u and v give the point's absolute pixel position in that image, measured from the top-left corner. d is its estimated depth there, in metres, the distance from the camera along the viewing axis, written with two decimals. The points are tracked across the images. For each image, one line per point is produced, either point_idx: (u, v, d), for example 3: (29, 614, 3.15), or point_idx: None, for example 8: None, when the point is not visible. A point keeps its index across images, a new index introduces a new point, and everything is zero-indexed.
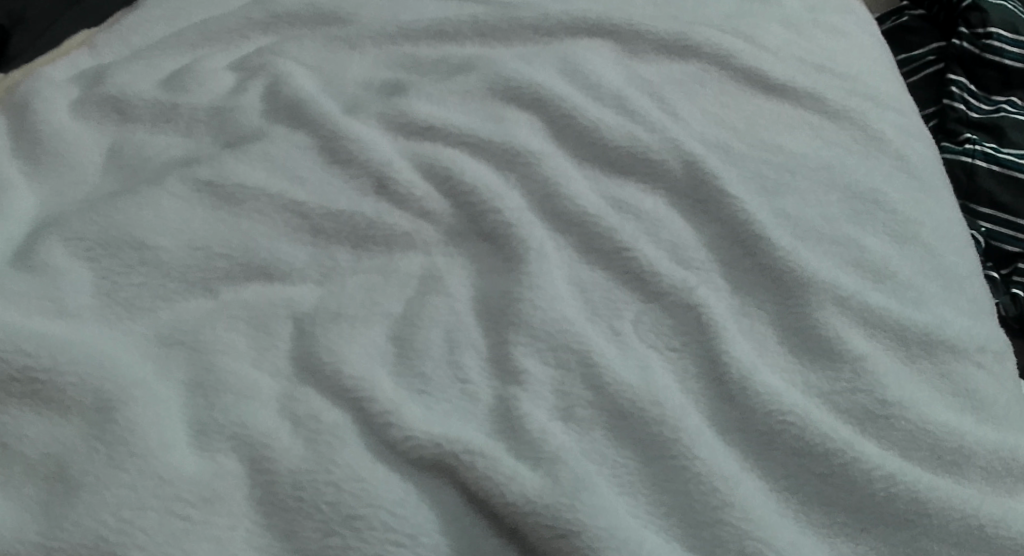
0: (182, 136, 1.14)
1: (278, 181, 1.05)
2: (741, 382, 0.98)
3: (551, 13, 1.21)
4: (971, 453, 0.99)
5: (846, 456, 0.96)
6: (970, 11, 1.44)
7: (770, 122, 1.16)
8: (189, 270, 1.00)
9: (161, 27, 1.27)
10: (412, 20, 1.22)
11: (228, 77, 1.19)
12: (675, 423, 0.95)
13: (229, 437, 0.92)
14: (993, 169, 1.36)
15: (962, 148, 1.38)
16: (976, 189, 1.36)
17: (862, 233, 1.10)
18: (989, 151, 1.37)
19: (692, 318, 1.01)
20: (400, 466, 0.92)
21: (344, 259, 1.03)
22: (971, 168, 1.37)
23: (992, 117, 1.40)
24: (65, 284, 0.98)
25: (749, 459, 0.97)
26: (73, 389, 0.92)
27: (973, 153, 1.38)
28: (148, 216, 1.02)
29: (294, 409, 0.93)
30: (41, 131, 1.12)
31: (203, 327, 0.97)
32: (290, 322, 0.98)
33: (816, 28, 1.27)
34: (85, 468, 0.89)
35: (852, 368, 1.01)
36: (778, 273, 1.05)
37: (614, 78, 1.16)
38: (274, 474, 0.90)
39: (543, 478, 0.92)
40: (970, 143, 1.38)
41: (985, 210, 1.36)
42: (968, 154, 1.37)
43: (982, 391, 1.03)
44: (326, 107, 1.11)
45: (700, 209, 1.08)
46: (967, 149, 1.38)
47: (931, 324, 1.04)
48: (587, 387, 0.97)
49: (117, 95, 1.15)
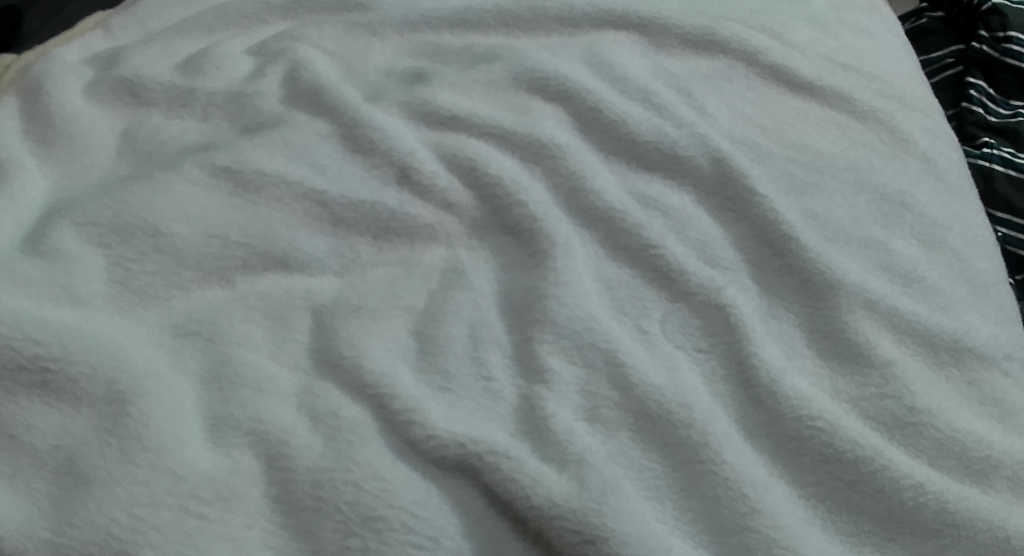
0: (198, 121, 1.11)
1: (297, 169, 1.02)
2: (770, 385, 0.96)
3: (576, 4, 1.19)
4: (999, 463, 0.96)
5: (875, 464, 0.93)
6: (991, 14, 1.38)
7: (798, 121, 1.14)
8: (205, 258, 0.97)
9: (178, 10, 1.24)
10: (434, 7, 1.19)
11: (246, 62, 1.16)
12: (703, 427, 0.93)
13: (245, 432, 0.89)
14: (1011, 174, 1.28)
15: (980, 151, 1.30)
16: (993, 193, 1.27)
17: (892, 236, 1.08)
18: (1007, 156, 1.29)
19: (720, 318, 0.99)
20: (421, 466, 0.89)
21: (365, 251, 1.00)
22: (988, 172, 1.28)
23: (1011, 122, 1.32)
24: (76, 271, 0.96)
25: (777, 466, 0.94)
26: (84, 379, 0.90)
27: (991, 158, 1.29)
28: (163, 202, 0.99)
29: (313, 404, 0.91)
30: (55, 113, 1.10)
31: (218, 317, 0.95)
32: (308, 315, 0.96)
33: (844, 27, 1.24)
34: (96, 462, 0.87)
35: (881, 374, 0.98)
36: (807, 274, 1.02)
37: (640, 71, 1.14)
38: (291, 472, 0.88)
39: (569, 481, 0.89)
40: (988, 146, 1.30)
41: (1001, 215, 1.27)
42: (986, 158, 1.29)
43: (1009, 401, 1.00)
44: (348, 95, 1.09)
45: (728, 207, 1.06)
46: (985, 153, 1.30)
47: (961, 330, 1.01)
48: (613, 388, 0.94)
49: (132, 78, 1.13)
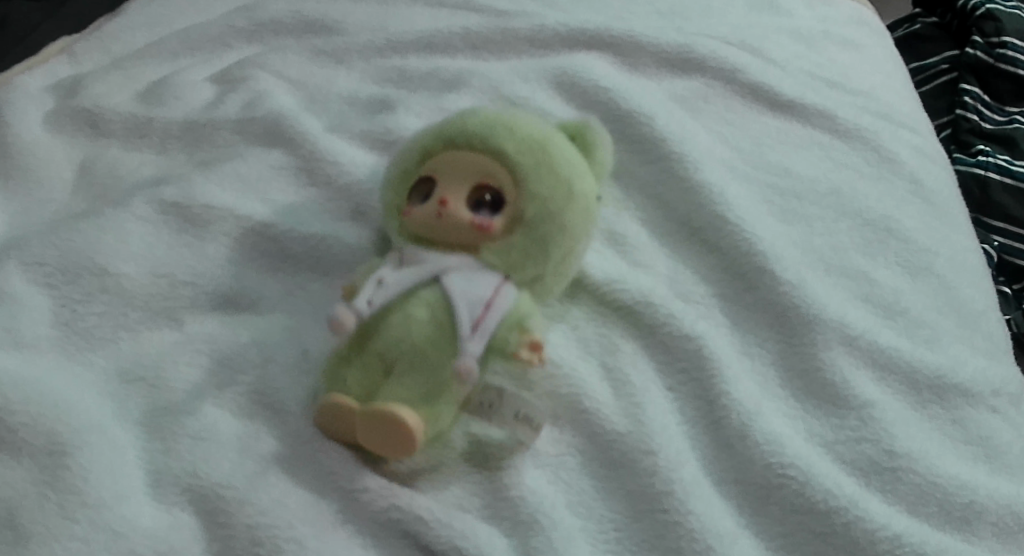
0: (156, 153, 1.06)
1: (248, 204, 1.00)
2: (741, 428, 0.92)
3: (548, 24, 1.15)
4: (983, 509, 0.93)
5: (848, 515, 0.90)
6: (984, 21, 1.32)
7: (777, 142, 1.10)
8: (153, 299, 0.94)
9: (143, 33, 1.18)
10: (401, 30, 1.15)
11: (207, 90, 1.11)
12: (667, 474, 0.89)
13: (184, 489, 0.86)
14: (1006, 183, 1.22)
15: (975, 159, 1.24)
16: (988, 203, 1.22)
17: (873, 264, 1.04)
18: (1002, 164, 1.23)
19: (691, 352, 0.94)
20: (368, 523, 0.86)
21: (316, 289, 0.97)
22: (983, 181, 1.23)
23: (1006, 128, 1.26)
24: (22, 314, 0.92)
25: (744, 515, 0.90)
26: (24, 429, 0.86)
27: (986, 166, 1.24)
28: (111, 241, 0.96)
29: (259, 456, 0.88)
30: (11, 145, 1.04)
31: (165, 362, 0.91)
32: (252, 351, 0.92)
33: (827, 40, 1.21)
34: (34, 517, 0.83)
35: (857, 415, 0.94)
36: (782, 309, 0.98)
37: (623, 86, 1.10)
38: (231, 528, 0.84)
39: (514, 543, 0.87)
40: (983, 154, 1.24)
41: (998, 224, 1.22)
42: (980, 166, 1.23)
43: (997, 439, 0.97)
44: (308, 125, 1.05)
45: (696, 240, 1.02)
46: (980, 161, 1.24)
47: (944, 367, 0.98)
48: (577, 434, 0.91)
49: (92, 108, 1.07)
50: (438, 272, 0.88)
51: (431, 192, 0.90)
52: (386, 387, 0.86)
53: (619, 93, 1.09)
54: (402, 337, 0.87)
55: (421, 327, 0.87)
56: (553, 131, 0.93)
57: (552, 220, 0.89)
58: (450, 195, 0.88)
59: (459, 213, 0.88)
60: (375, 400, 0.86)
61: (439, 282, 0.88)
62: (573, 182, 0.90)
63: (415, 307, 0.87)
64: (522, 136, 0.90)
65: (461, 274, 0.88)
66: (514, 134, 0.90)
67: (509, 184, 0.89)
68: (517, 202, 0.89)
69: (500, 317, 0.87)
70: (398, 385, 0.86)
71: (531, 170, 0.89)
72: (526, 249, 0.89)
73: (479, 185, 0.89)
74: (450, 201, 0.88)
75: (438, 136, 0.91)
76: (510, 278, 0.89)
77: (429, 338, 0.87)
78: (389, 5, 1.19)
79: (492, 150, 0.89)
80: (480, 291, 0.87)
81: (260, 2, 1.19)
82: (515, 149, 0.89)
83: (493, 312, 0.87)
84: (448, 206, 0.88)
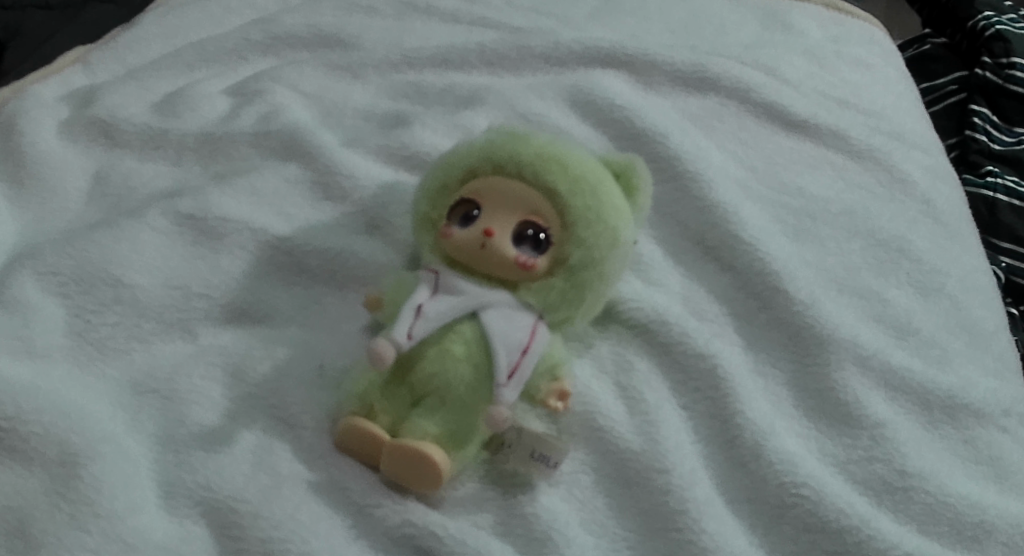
0: (170, 164, 1.06)
1: (264, 216, 1.00)
2: (754, 447, 0.92)
3: (563, 42, 1.15)
4: (994, 528, 0.92)
5: (860, 534, 0.90)
6: (994, 41, 1.31)
7: (790, 162, 1.10)
8: (166, 310, 0.95)
9: (158, 45, 1.17)
10: (417, 46, 1.16)
11: (223, 102, 1.11)
12: (681, 492, 0.89)
13: (196, 502, 0.86)
14: (1015, 205, 1.21)
15: (983, 181, 1.24)
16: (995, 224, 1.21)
17: (885, 284, 1.03)
18: (1011, 185, 1.23)
19: (705, 371, 0.95)
20: (380, 538, 0.87)
21: (331, 303, 0.98)
22: (992, 202, 1.22)
23: (1015, 149, 1.26)
24: (35, 324, 0.92)
25: (757, 533, 0.90)
26: (36, 439, 0.86)
27: (994, 187, 1.23)
28: (124, 252, 0.96)
29: (274, 469, 0.88)
30: (26, 154, 1.04)
31: (177, 374, 0.91)
32: (266, 364, 0.93)
33: (839, 60, 1.21)
34: (45, 527, 0.83)
35: (870, 435, 0.94)
36: (795, 328, 0.98)
37: (639, 104, 1.10)
38: (243, 542, 0.85)
39: None
40: (992, 175, 1.24)
41: (1005, 245, 1.20)
42: (989, 188, 1.23)
43: (1007, 459, 0.96)
44: (323, 140, 1.06)
45: (710, 258, 1.03)
46: (988, 182, 1.24)
47: (955, 388, 0.98)
48: (590, 451, 0.91)
49: (106, 118, 1.07)
50: (476, 305, 0.87)
51: (475, 217, 0.88)
52: (414, 422, 0.86)
53: (636, 112, 1.09)
54: (443, 371, 0.86)
55: (456, 364, 0.86)
56: (600, 166, 0.91)
57: (594, 268, 0.88)
58: (496, 227, 0.87)
59: (504, 247, 0.87)
60: (403, 434, 0.86)
61: (476, 316, 0.87)
62: (619, 231, 0.89)
63: (452, 341, 0.86)
64: (575, 176, 0.88)
65: (499, 310, 0.87)
66: (567, 173, 0.88)
67: (556, 225, 0.88)
68: (561, 245, 0.88)
69: (535, 364, 0.87)
70: (428, 421, 0.86)
71: (581, 214, 0.87)
72: (563, 292, 0.88)
73: (526, 219, 0.87)
74: (495, 233, 0.87)
75: (488, 158, 0.89)
76: (543, 317, 0.88)
77: (466, 378, 0.86)
78: (404, 21, 1.20)
79: (544, 187, 0.87)
80: (517, 333, 0.87)
81: (276, 16, 1.19)
82: (568, 191, 0.87)
83: (530, 358, 0.86)
84: (492, 238, 0.87)
